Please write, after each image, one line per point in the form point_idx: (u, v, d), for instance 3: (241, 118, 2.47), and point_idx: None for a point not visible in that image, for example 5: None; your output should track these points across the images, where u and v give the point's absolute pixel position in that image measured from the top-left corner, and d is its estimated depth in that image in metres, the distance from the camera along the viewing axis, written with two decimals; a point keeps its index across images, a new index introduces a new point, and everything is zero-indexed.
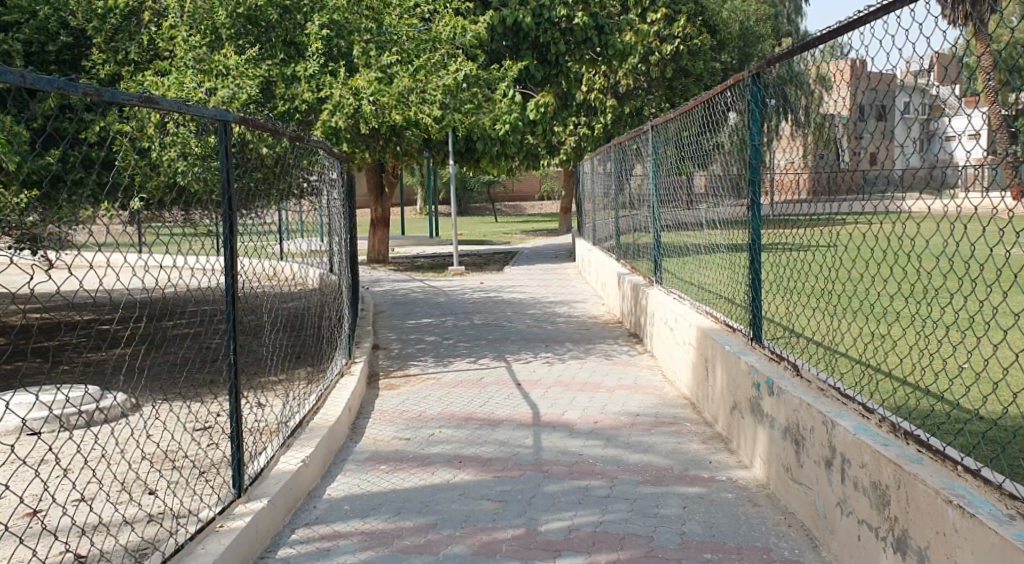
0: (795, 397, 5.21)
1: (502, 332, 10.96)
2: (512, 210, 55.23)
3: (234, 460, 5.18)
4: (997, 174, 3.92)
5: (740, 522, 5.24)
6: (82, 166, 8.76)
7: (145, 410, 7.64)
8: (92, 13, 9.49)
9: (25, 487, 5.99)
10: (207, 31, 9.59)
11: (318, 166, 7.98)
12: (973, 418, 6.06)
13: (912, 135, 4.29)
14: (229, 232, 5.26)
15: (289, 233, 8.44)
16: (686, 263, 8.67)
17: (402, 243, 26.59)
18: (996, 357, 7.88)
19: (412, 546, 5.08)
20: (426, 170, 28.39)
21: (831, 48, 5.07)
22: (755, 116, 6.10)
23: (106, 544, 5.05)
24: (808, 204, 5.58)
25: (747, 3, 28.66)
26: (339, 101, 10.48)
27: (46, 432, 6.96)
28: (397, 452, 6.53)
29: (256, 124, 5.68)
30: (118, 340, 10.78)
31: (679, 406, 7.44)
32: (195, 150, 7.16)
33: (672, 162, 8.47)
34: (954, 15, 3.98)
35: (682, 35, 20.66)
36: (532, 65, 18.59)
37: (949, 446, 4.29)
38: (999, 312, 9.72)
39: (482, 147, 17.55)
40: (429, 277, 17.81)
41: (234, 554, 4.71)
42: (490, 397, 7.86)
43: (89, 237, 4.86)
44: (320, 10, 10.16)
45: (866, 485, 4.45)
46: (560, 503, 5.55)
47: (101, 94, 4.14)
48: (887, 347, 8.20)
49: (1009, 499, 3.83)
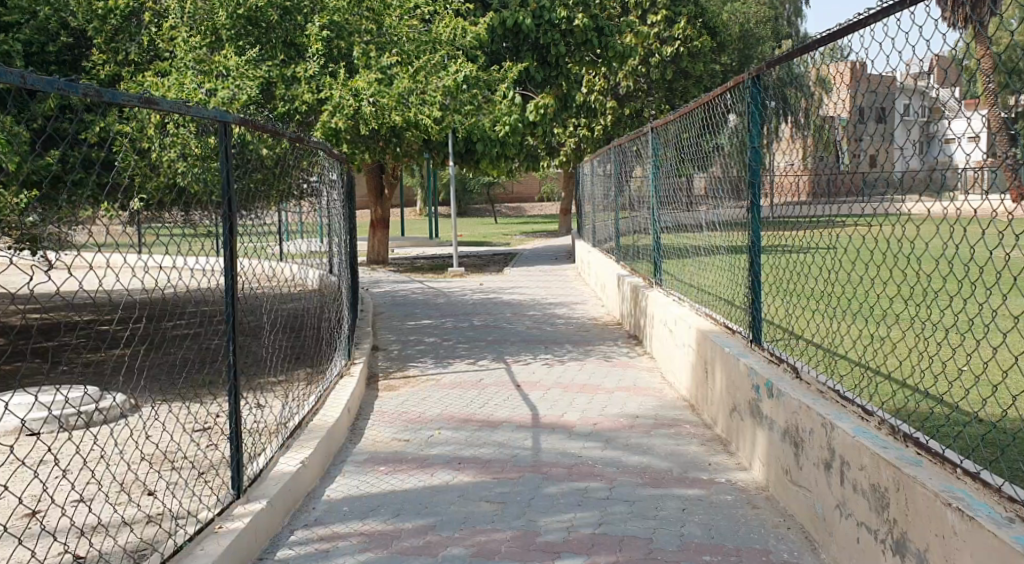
0: (795, 399, 5.20)
1: (502, 333, 11.04)
2: (511, 211, 55.27)
3: (234, 460, 5.17)
4: (997, 177, 3.95)
5: (739, 524, 5.24)
6: (83, 167, 8.83)
7: (146, 411, 7.68)
8: (93, 14, 9.44)
9: (25, 487, 6.01)
10: (208, 32, 9.68)
11: (318, 167, 7.80)
12: (972, 422, 6.07)
13: (911, 137, 4.28)
14: (229, 233, 5.25)
15: (289, 232, 8.46)
16: (686, 265, 8.67)
17: (402, 244, 26.75)
18: (995, 360, 7.91)
19: (411, 548, 5.07)
20: (426, 172, 28.56)
21: (831, 51, 5.09)
22: (754, 118, 6.10)
23: (105, 545, 5.05)
24: (808, 206, 5.60)
25: (746, 4, 28.79)
26: (339, 101, 10.02)
27: (46, 433, 7.01)
28: (397, 453, 6.54)
29: (257, 125, 5.66)
30: (118, 341, 10.84)
31: (679, 407, 7.45)
32: (196, 151, 7.17)
33: (672, 164, 8.47)
34: (954, 18, 3.98)
35: (682, 37, 20.75)
36: (532, 67, 18.61)
37: (949, 450, 4.29)
38: (999, 315, 9.74)
39: (482, 149, 17.55)
40: (428, 277, 18.06)
41: (234, 555, 4.72)
42: (490, 399, 7.88)
43: (89, 237, 4.85)
44: (320, 12, 10.20)
45: (865, 488, 4.45)
46: (560, 504, 5.56)
47: (101, 95, 4.14)
48: (887, 351, 8.23)
49: (1008, 502, 3.83)
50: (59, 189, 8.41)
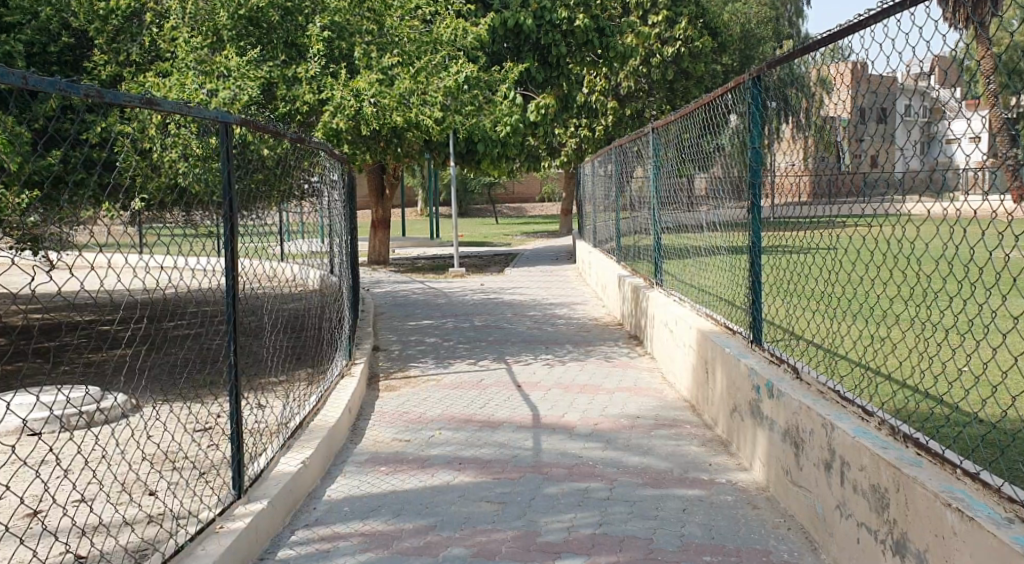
0: (795, 400, 5.21)
1: (503, 333, 11.05)
2: (512, 211, 55.22)
3: (235, 460, 5.18)
4: (997, 178, 3.95)
5: (739, 525, 5.24)
6: (84, 167, 8.84)
7: (146, 411, 7.69)
8: (94, 15, 9.44)
9: (25, 487, 6.02)
10: (208, 33, 9.69)
11: (319, 167, 7.81)
12: (972, 422, 6.07)
13: (912, 138, 4.29)
14: (230, 233, 5.25)
15: (290, 233, 8.47)
16: (687, 265, 8.67)
17: (402, 244, 26.79)
18: (994, 360, 7.92)
19: (412, 548, 5.08)
20: (426, 173, 28.59)
21: (831, 51, 5.08)
22: (755, 118, 6.11)
23: (105, 545, 5.06)
24: (808, 207, 5.60)
25: (747, 5, 28.80)
26: (340, 102, 10.01)
27: (47, 433, 7.02)
28: (397, 454, 6.54)
29: (258, 126, 5.66)
30: (119, 342, 10.85)
31: (679, 407, 7.45)
32: (198, 151, 7.17)
33: (672, 165, 8.51)
34: (955, 18, 3.98)
35: (683, 37, 20.90)
36: (533, 67, 18.62)
37: (949, 451, 4.29)
38: (998, 315, 9.75)
39: (483, 149, 17.47)
40: (429, 277, 18.09)
41: (234, 555, 4.72)
42: (490, 399, 7.89)
43: (91, 238, 4.92)
44: (321, 13, 10.25)
45: (865, 488, 4.45)
46: (560, 504, 5.56)
47: (102, 95, 4.15)
48: (887, 351, 8.25)
49: (1007, 502, 3.84)
50: (59, 189, 8.42)
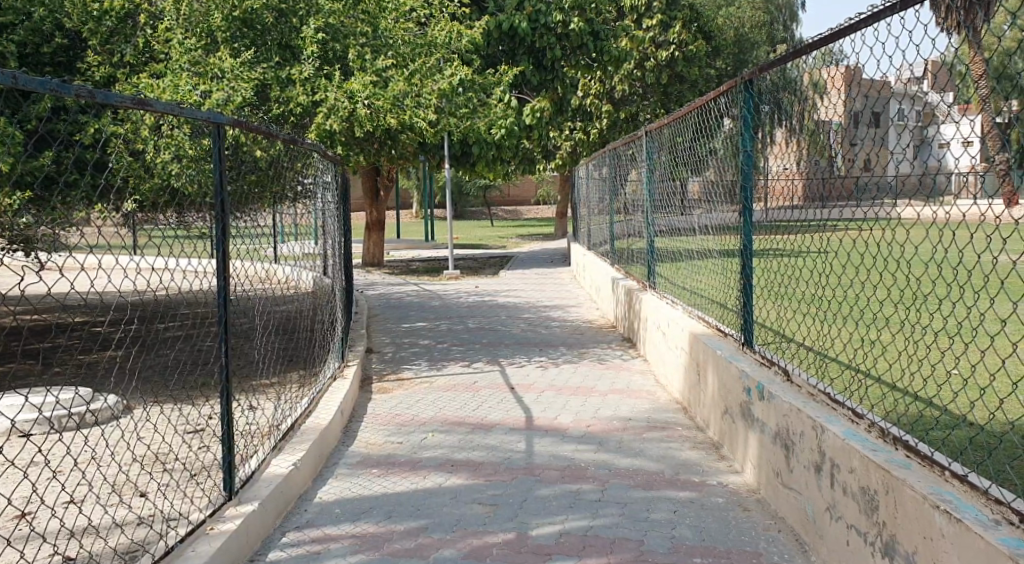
0: (786, 402, 5.21)
1: (497, 336, 10.98)
2: (507, 214, 55.11)
3: (225, 461, 5.17)
4: (987, 182, 3.91)
5: (730, 527, 5.24)
6: (77, 168, 8.84)
7: (137, 412, 7.70)
8: (89, 15, 9.41)
9: (14, 489, 6.05)
10: (203, 34, 9.75)
11: (313, 170, 7.90)
12: (962, 424, 6.09)
13: (903, 142, 4.27)
14: (221, 235, 5.22)
15: (284, 235, 8.59)
16: (679, 267, 8.65)
17: (395, 247, 26.80)
18: (982, 362, 8.04)
19: (403, 550, 5.08)
20: (422, 174, 28.59)
21: (823, 55, 5.06)
22: (747, 122, 6.16)
23: (96, 547, 5.08)
24: (800, 210, 5.59)
25: (739, 12, 29.17)
26: (333, 104, 9.91)
27: (37, 434, 7.04)
28: (390, 456, 6.52)
29: (249, 127, 5.60)
30: (110, 344, 10.86)
31: (671, 410, 7.44)
32: (189, 152, 7.24)
33: (666, 167, 8.50)
34: (946, 22, 4.01)
35: (677, 41, 20.45)
36: (528, 70, 19.01)
37: (937, 453, 4.29)
38: (989, 319, 9.86)
39: (478, 151, 17.69)
40: (423, 277, 18.57)
41: (225, 556, 4.71)
42: (483, 402, 7.86)
43: (81, 240, 4.80)
44: (315, 14, 10.22)
45: (855, 489, 4.46)
46: (552, 507, 5.56)
47: (94, 96, 4.13)
48: (877, 355, 8.39)
49: (995, 504, 3.84)
50: (52, 191, 8.43)
